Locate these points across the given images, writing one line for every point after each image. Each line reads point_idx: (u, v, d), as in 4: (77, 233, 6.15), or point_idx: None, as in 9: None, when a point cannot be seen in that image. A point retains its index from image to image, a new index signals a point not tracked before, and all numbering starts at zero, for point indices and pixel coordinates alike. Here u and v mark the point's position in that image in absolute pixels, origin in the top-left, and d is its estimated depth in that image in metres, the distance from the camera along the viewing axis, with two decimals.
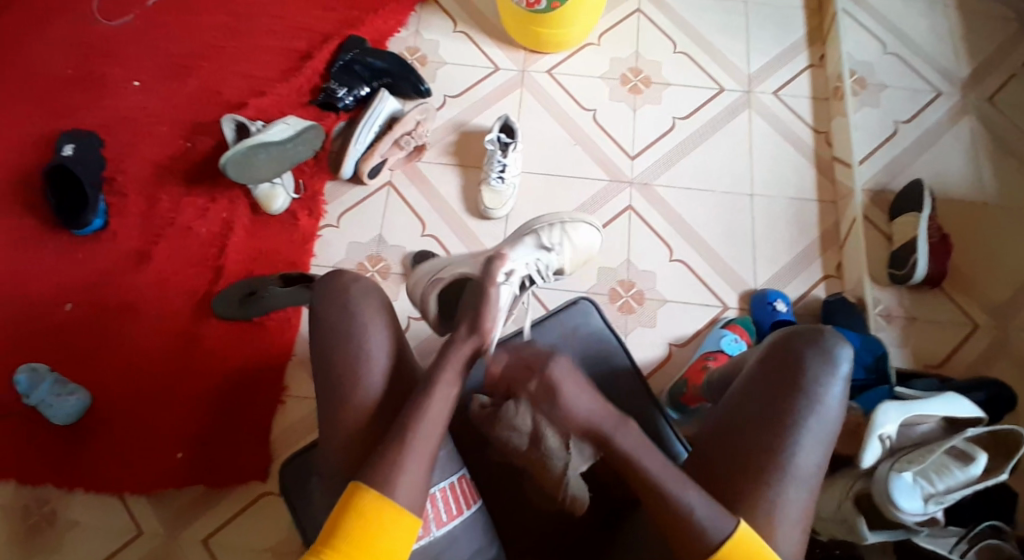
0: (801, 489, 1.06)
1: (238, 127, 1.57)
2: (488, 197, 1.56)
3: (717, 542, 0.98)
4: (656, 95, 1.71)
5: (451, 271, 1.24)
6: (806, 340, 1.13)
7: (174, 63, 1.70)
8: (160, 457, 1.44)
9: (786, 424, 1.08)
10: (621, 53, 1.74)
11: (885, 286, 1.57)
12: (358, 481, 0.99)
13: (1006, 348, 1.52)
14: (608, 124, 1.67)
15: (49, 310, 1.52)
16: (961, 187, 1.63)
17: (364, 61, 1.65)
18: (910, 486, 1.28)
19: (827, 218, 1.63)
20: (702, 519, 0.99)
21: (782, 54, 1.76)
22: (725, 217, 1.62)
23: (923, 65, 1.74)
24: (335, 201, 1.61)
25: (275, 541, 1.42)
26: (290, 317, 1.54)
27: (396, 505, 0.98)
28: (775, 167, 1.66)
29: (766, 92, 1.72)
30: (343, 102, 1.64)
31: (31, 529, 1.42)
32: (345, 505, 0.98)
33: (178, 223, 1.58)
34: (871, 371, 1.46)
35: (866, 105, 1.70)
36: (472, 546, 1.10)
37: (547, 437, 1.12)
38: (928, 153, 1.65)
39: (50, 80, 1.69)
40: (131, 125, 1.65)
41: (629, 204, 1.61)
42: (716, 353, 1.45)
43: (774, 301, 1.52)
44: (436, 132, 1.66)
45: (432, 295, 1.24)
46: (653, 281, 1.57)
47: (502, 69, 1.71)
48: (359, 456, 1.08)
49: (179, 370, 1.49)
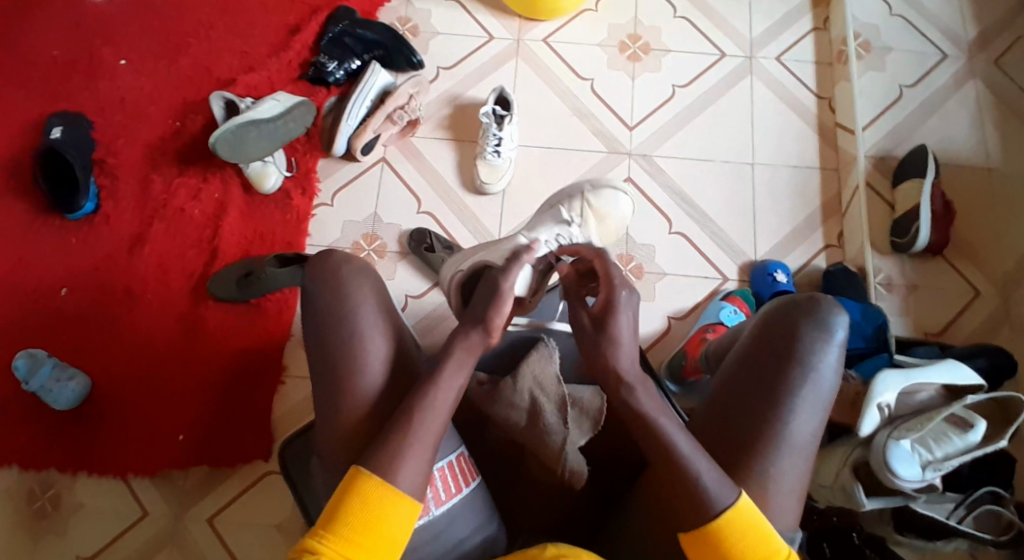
0: (795, 459, 1.07)
1: (228, 104, 1.53)
2: (485, 172, 1.54)
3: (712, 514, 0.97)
4: (656, 62, 1.66)
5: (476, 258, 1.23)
6: (801, 311, 1.13)
7: (159, 39, 1.66)
8: (166, 439, 1.45)
9: (782, 394, 1.08)
10: (619, 19, 1.70)
11: (886, 255, 1.56)
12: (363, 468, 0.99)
13: (1007, 316, 1.51)
14: (607, 95, 1.64)
15: (45, 296, 1.52)
16: (966, 153, 1.59)
17: (354, 33, 1.60)
18: (907, 453, 1.30)
19: (830, 187, 1.60)
20: (705, 483, 0.98)
21: (786, 16, 1.71)
22: (726, 187, 1.59)
23: (929, 27, 1.69)
24: (329, 178, 1.59)
25: (281, 519, 1.44)
26: (286, 298, 1.54)
27: (395, 491, 0.98)
28: (777, 135, 1.63)
29: (769, 57, 1.68)
30: (334, 76, 1.60)
31: (37, 513, 1.43)
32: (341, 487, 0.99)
33: (170, 205, 1.56)
34: (871, 339, 1.45)
35: (872, 69, 1.65)
36: (473, 523, 1.11)
37: (545, 412, 1.16)
38: (933, 118, 1.62)
39: (35, 60, 1.65)
40: (119, 105, 1.62)
41: (628, 176, 1.59)
42: (714, 325, 1.45)
43: (774, 272, 1.51)
44: (429, 105, 1.63)
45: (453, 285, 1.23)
46: (653, 255, 1.56)
47: (497, 38, 1.67)
48: (357, 443, 1.07)
49: (179, 353, 1.49)
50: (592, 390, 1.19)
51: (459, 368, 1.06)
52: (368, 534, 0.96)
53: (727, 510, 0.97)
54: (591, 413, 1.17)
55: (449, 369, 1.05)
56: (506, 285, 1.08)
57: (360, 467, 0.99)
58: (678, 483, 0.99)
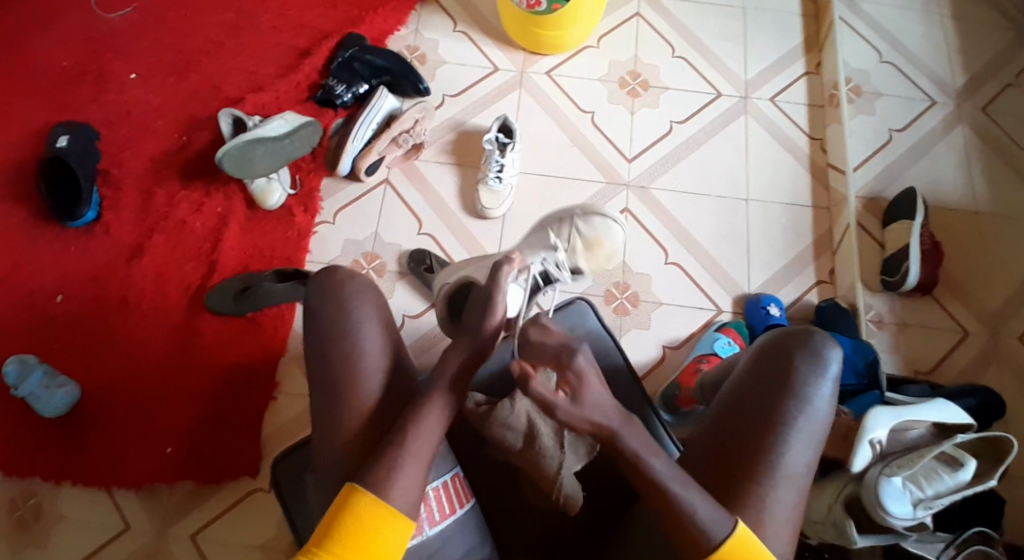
0: (791, 489, 1.07)
1: (236, 122, 1.56)
2: (486, 197, 1.56)
3: (715, 543, 0.97)
4: (654, 98, 1.71)
5: (461, 273, 1.25)
6: (797, 345, 1.14)
7: (170, 56, 1.69)
8: (153, 451, 1.43)
9: (777, 424, 1.09)
10: (621, 56, 1.75)
11: (876, 293, 1.58)
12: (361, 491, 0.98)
13: (995, 356, 1.53)
14: (607, 127, 1.68)
15: (39, 302, 1.51)
16: (954, 196, 1.64)
17: (363, 58, 1.65)
18: (899, 490, 1.30)
19: (821, 224, 1.64)
20: (700, 517, 0.98)
21: (780, 60, 1.78)
22: (722, 221, 1.63)
23: (918, 75, 1.76)
24: (332, 198, 1.60)
25: (265, 538, 1.41)
26: (283, 313, 1.53)
27: (395, 500, 0.98)
28: (771, 173, 1.67)
29: (763, 97, 1.74)
30: (342, 99, 1.63)
31: (17, 523, 1.40)
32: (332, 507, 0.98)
33: (172, 217, 1.57)
34: (863, 376, 1.47)
35: (862, 113, 1.71)
36: (466, 544, 1.09)
37: (541, 435, 1.14)
38: (922, 162, 1.67)
39: (46, 70, 1.67)
40: (127, 118, 1.64)
41: (625, 207, 1.62)
42: (709, 355, 1.46)
43: (767, 305, 1.53)
44: (433, 131, 1.66)
45: (442, 294, 1.24)
46: (649, 283, 1.57)
47: (501, 69, 1.72)
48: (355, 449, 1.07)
49: (170, 366, 1.48)
50: None
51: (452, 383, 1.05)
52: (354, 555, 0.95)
53: (726, 539, 0.98)
54: (587, 440, 1.13)
55: (448, 384, 1.07)
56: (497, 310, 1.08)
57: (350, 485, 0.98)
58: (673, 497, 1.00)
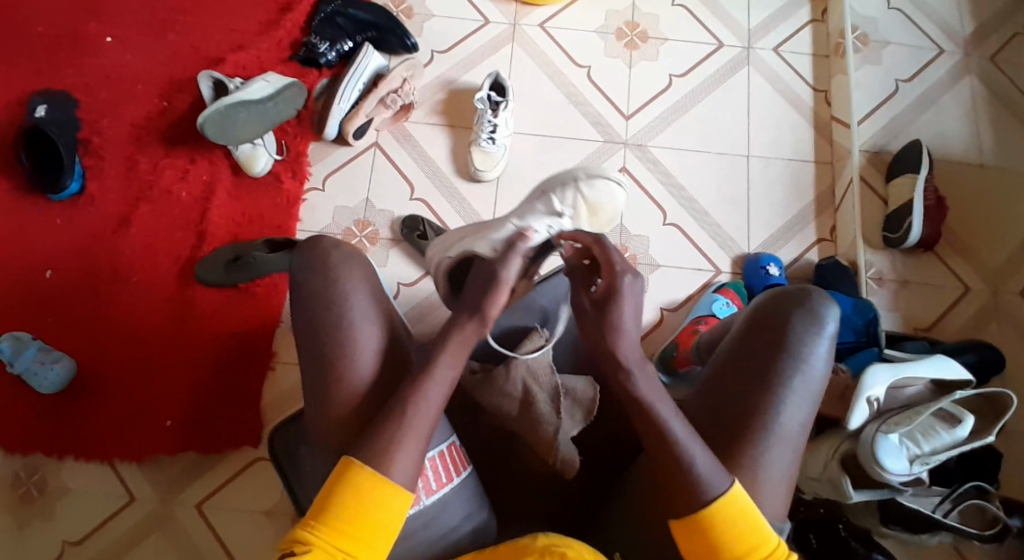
0: (784, 449, 1.06)
1: (216, 84, 1.50)
2: (479, 158, 1.52)
3: (708, 498, 0.96)
4: (653, 51, 1.65)
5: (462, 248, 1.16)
6: (793, 302, 1.12)
7: (146, 14, 1.62)
8: (153, 425, 1.44)
9: (772, 385, 1.08)
10: (618, 6, 1.68)
11: (877, 250, 1.56)
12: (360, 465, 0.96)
13: (996, 312, 1.52)
14: (604, 83, 1.62)
15: (28, 277, 1.48)
16: (961, 148, 1.60)
17: (346, 13, 1.58)
18: (895, 447, 1.30)
19: (824, 180, 1.60)
20: (698, 468, 0.97)
21: (784, 7, 1.70)
22: (722, 178, 1.59)
23: (926, 22, 1.68)
24: (320, 162, 1.56)
25: (270, 505, 1.43)
26: (276, 283, 1.52)
27: (395, 477, 0.96)
28: (773, 127, 1.62)
29: (767, 47, 1.67)
30: (325, 59, 1.57)
31: (22, 498, 1.41)
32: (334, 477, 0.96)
33: (157, 186, 1.53)
34: (860, 333, 1.46)
35: (868, 63, 1.65)
36: (464, 511, 1.10)
37: (538, 401, 1.12)
38: (929, 114, 1.62)
39: (16, 33, 1.60)
40: (104, 82, 1.58)
41: (623, 165, 1.58)
42: (707, 318, 1.44)
43: (767, 265, 1.51)
44: (423, 89, 1.61)
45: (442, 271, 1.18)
46: (647, 246, 1.55)
47: (493, 22, 1.64)
48: (357, 424, 1.05)
49: (165, 338, 1.47)
50: (586, 381, 1.17)
51: (453, 360, 1.02)
52: (354, 530, 0.94)
53: (721, 496, 0.97)
54: (584, 403, 1.15)
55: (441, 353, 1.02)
56: (506, 272, 1.04)
57: (348, 456, 0.97)
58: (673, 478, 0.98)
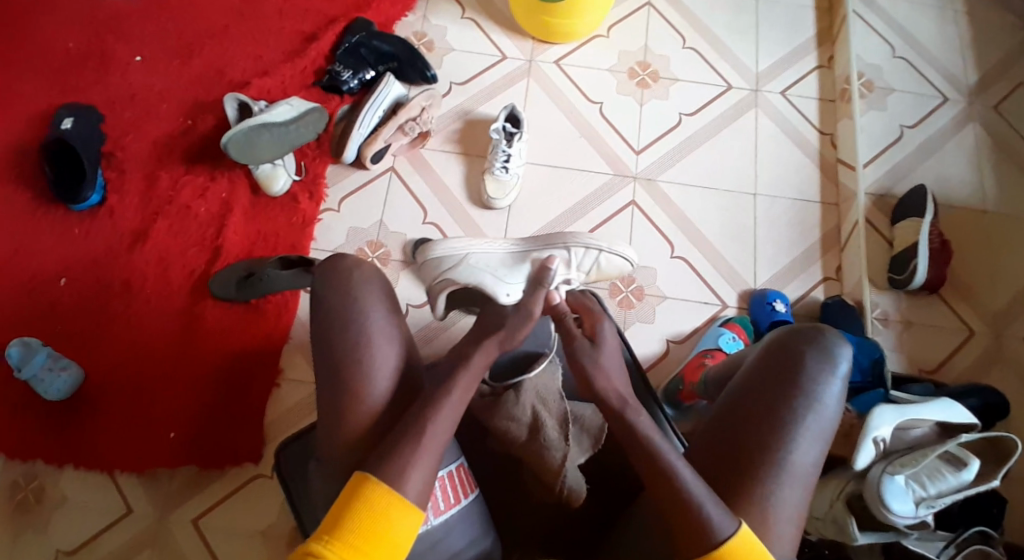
0: (796, 487, 1.04)
1: (241, 106, 1.55)
2: (492, 186, 1.56)
3: (720, 540, 0.94)
4: (663, 90, 1.70)
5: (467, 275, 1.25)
6: (806, 341, 1.11)
7: (176, 38, 1.68)
8: (155, 437, 1.43)
9: (785, 423, 1.06)
10: (630, 47, 1.74)
11: (883, 290, 1.57)
12: (373, 476, 0.96)
13: (1001, 357, 1.52)
14: (615, 118, 1.66)
15: (43, 286, 1.50)
16: (965, 194, 1.63)
17: (370, 44, 1.64)
18: (901, 488, 1.27)
19: (829, 220, 1.63)
20: (709, 513, 0.95)
21: (790, 54, 1.76)
22: (727, 216, 1.61)
23: (930, 71, 1.74)
24: (337, 184, 1.60)
25: (266, 525, 1.41)
26: (287, 300, 1.53)
27: (404, 486, 0.95)
28: (779, 168, 1.66)
29: (773, 91, 1.72)
30: (348, 85, 1.62)
31: (19, 506, 1.40)
32: (347, 490, 0.95)
33: (176, 202, 1.56)
34: (867, 374, 1.45)
35: (873, 109, 1.70)
36: (468, 537, 1.08)
37: (546, 428, 1.11)
38: (933, 159, 1.65)
39: (50, 52, 1.66)
40: (131, 100, 1.63)
41: (632, 200, 1.61)
42: (713, 350, 1.44)
43: (773, 301, 1.52)
44: (440, 118, 1.65)
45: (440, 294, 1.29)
46: (653, 277, 1.56)
47: (509, 57, 1.70)
48: (363, 429, 1.04)
49: (174, 351, 1.48)
50: (593, 408, 1.16)
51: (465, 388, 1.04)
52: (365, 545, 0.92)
53: (735, 533, 0.95)
54: (592, 431, 1.15)
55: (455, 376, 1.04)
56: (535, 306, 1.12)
57: (362, 471, 0.96)
58: (682, 511, 0.96)
